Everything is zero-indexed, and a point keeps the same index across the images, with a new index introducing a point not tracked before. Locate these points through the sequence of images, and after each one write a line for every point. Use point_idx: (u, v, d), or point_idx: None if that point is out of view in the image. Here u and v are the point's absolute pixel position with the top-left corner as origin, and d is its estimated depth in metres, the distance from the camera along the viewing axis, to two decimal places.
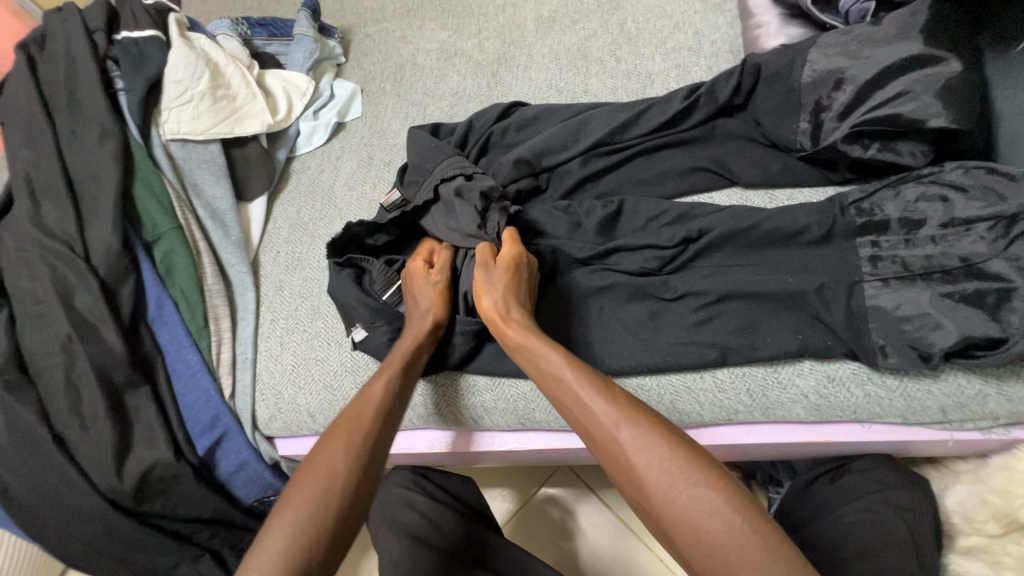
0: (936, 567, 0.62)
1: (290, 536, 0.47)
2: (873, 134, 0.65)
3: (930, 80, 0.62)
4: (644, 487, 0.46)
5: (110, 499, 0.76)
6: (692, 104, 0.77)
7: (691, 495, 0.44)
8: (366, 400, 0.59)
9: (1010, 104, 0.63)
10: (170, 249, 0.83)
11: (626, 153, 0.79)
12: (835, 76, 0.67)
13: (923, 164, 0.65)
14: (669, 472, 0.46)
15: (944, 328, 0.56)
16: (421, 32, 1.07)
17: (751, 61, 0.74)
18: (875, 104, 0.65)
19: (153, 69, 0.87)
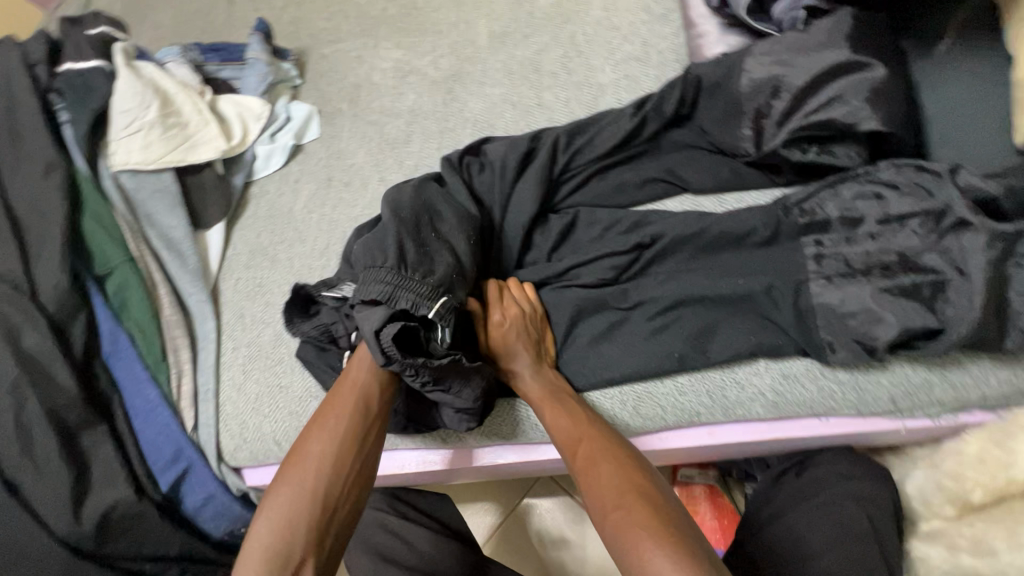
0: (896, 554, 0.64)
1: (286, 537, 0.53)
2: (808, 138, 0.68)
3: (859, 85, 0.65)
4: (615, 538, 0.50)
5: (68, 544, 0.74)
6: (641, 119, 0.77)
7: (654, 553, 0.47)
8: (353, 387, 0.62)
9: (933, 102, 0.67)
10: (124, 282, 0.81)
11: (586, 180, 0.78)
12: (772, 83, 0.70)
13: (859, 164, 0.68)
14: (638, 528, 0.49)
15: (885, 321, 0.58)
16: (376, 51, 1.07)
17: (693, 74, 0.77)
18: (809, 110, 0.67)
19: (99, 100, 0.85)
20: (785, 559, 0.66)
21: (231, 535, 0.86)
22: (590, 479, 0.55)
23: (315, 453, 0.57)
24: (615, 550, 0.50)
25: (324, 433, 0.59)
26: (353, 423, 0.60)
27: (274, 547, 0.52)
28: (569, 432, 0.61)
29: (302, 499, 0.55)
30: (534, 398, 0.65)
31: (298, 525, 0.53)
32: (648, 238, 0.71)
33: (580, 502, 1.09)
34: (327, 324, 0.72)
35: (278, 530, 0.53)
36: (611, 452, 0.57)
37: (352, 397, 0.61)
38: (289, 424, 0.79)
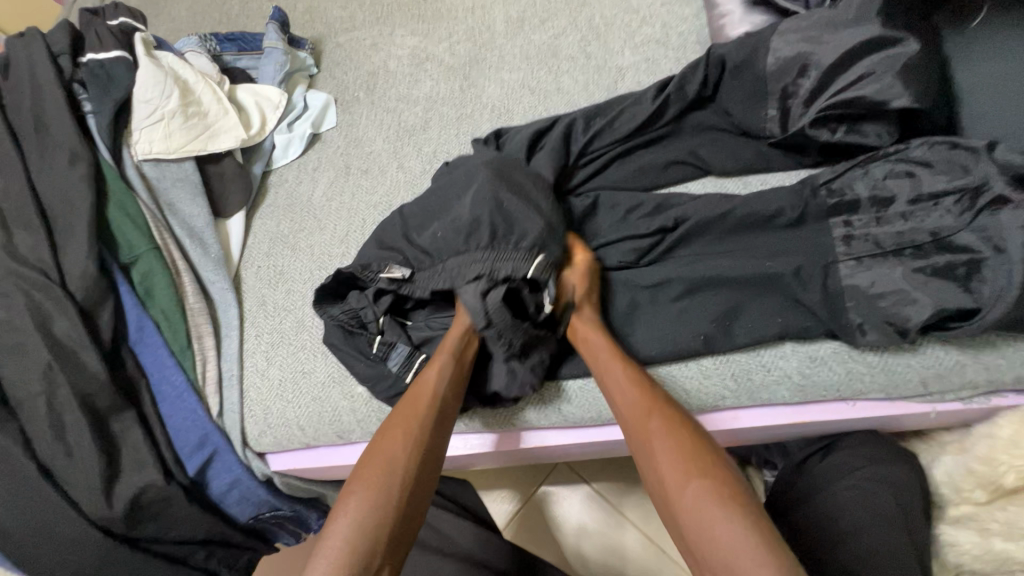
0: (925, 538, 0.63)
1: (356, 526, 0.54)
2: (838, 117, 0.67)
3: (892, 61, 0.64)
4: (685, 509, 0.51)
5: (100, 526, 0.75)
6: (661, 102, 0.76)
7: (731, 529, 0.47)
8: (423, 385, 0.64)
9: (967, 79, 0.65)
10: (149, 270, 0.82)
11: (608, 158, 0.77)
12: (795, 63, 0.69)
13: (889, 143, 0.66)
14: (716, 504, 0.49)
15: (918, 302, 0.57)
16: (392, 38, 1.07)
17: (717, 53, 0.75)
18: (838, 89, 0.66)
19: (121, 89, 0.86)
20: (810, 546, 0.65)
21: (255, 519, 0.88)
22: (661, 446, 0.55)
23: (393, 456, 0.59)
24: (685, 518, 0.50)
25: (400, 436, 0.60)
26: (426, 428, 0.61)
27: (353, 545, 0.53)
28: (636, 394, 0.60)
29: (379, 499, 0.56)
30: (598, 357, 0.64)
31: (375, 526, 0.55)
32: (672, 221, 0.70)
33: (599, 489, 1.10)
34: (356, 308, 0.72)
35: (358, 530, 0.54)
36: (678, 421, 0.56)
37: (424, 403, 0.62)
38: (313, 409, 0.80)
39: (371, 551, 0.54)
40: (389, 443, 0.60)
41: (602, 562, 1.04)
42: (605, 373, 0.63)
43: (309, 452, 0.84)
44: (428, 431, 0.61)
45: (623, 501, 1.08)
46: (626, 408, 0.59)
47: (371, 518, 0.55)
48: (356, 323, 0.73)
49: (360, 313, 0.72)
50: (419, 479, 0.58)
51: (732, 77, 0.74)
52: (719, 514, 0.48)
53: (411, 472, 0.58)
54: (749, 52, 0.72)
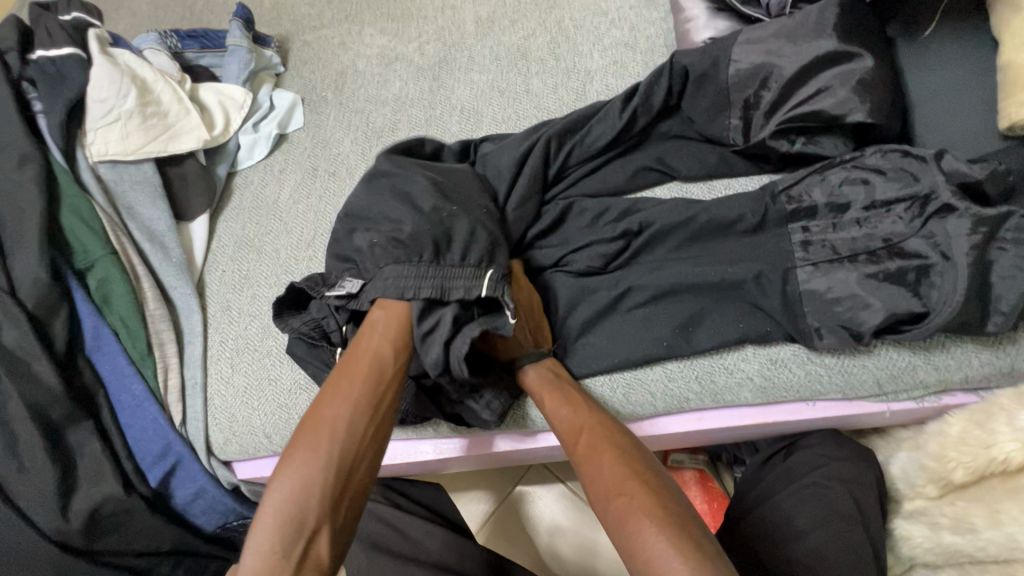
0: (880, 534, 0.65)
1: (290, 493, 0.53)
2: (795, 131, 0.68)
3: (846, 75, 0.66)
4: (613, 521, 0.52)
5: (57, 541, 0.73)
6: (629, 111, 0.75)
7: (652, 537, 0.49)
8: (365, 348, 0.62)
9: (917, 85, 0.67)
10: (105, 276, 0.79)
11: (584, 171, 0.77)
12: (761, 72, 0.69)
13: (845, 152, 0.68)
14: (640, 516, 0.50)
15: (872, 307, 0.59)
16: (360, 37, 1.05)
17: (680, 61, 0.74)
18: (798, 101, 0.67)
19: (74, 88, 0.83)
20: (773, 542, 0.66)
21: (223, 528, 0.86)
22: (591, 469, 0.56)
23: (333, 415, 0.57)
24: (613, 534, 0.52)
25: (340, 394, 0.59)
26: (367, 386, 0.60)
27: (291, 505, 0.52)
28: (568, 420, 0.62)
29: (319, 458, 0.54)
30: (533, 388, 0.66)
31: (314, 485, 0.53)
32: (639, 225, 0.71)
33: (573, 488, 1.11)
34: (318, 319, 0.71)
35: (295, 493, 0.52)
36: (607, 440, 0.58)
37: (366, 362, 0.61)
38: (279, 417, 0.79)
39: (308, 510, 0.52)
40: (329, 403, 0.58)
41: (576, 561, 1.05)
42: (546, 399, 0.64)
43: (276, 459, 0.83)
44: (371, 390, 0.59)
45: None
46: (565, 432, 0.61)
47: (310, 477, 0.53)
48: (319, 334, 0.71)
49: (321, 324, 0.71)
50: (359, 437, 0.57)
51: (698, 85, 0.74)
52: (643, 524, 0.50)
53: (352, 431, 0.57)
54: (711, 63, 0.72)
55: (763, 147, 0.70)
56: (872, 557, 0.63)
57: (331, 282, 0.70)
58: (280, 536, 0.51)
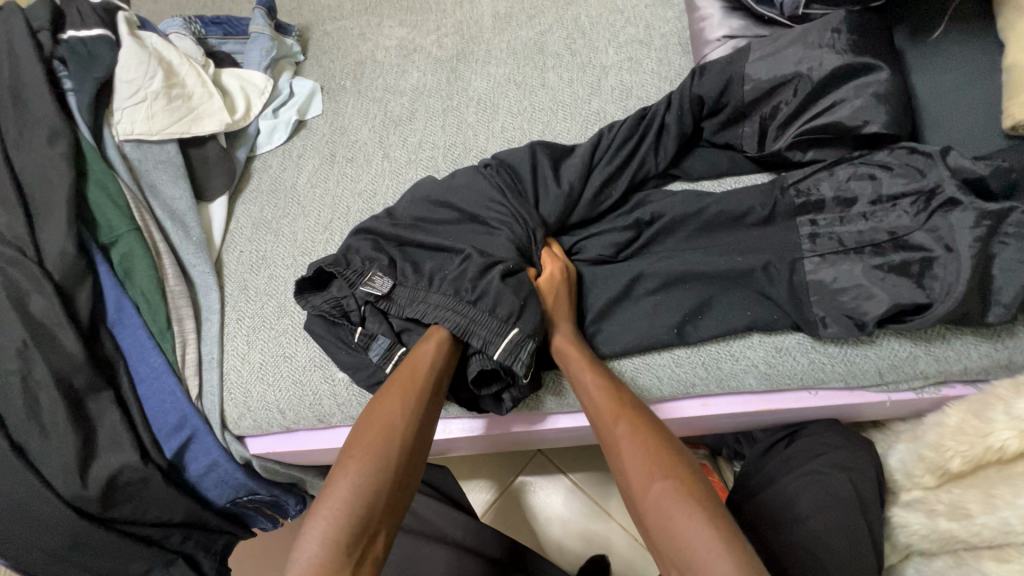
0: (877, 520, 0.67)
1: (350, 495, 0.55)
2: (807, 144, 0.70)
3: (863, 87, 0.68)
4: (652, 507, 0.53)
5: (74, 506, 0.75)
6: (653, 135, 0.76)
7: (690, 519, 0.50)
8: (418, 358, 0.65)
9: (924, 84, 0.70)
10: (129, 251, 0.82)
11: (630, 185, 0.76)
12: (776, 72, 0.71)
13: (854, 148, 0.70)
14: (681, 497, 0.52)
15: (876, 297, 0.61)
16: (380, 29, 1.08)
17: (694, 95, 0.75)
18: (811, 116, 0.70)
19: (103, 69, 0.85)
20: (772, 526, 0.68)
21: (233, 503, 0.88)
22: (631, 449, 0.57)
23: (391, 421, 0.60)
24: (649, 513, 0.53)
25: (395, 407, 0.61)
26: (419, 401, 0.62)
27: (351, 504, 0.54)
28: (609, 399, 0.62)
29: (378, 462, 0.57)
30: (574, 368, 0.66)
31: (375, 486, 0.56)
32: (651, 217, 0.73)
33: (575, 480, 1.12)
34: (340, 300, 0.72)
35: (355, 495, 0.55)
36: (648, 426, 0.59)
37: (416, 375, 0.63)
38: (294, 392, 0.81)
39: (367, 513, 0.55)
40: (387, 410, 0.61)
41: (574, 548, 1.08)
42: (581, 374, 0.65)
43: (289, 435, 0.85)
44: (423, 403, 0.62)
45: (594, 489, 1.11)
46: (603, 411, 0.61)
47: (371, 483, 0.56)
48: (338, 312, 0.73)
49: (342, 305, 0.72)
50: (413, 447, 0.60)
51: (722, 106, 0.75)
52: (687, 506, 0.51)
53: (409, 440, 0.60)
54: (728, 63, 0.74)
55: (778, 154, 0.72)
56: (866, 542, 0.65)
57: (356, 270, 0.72)
58: (343, 535, 0.53)
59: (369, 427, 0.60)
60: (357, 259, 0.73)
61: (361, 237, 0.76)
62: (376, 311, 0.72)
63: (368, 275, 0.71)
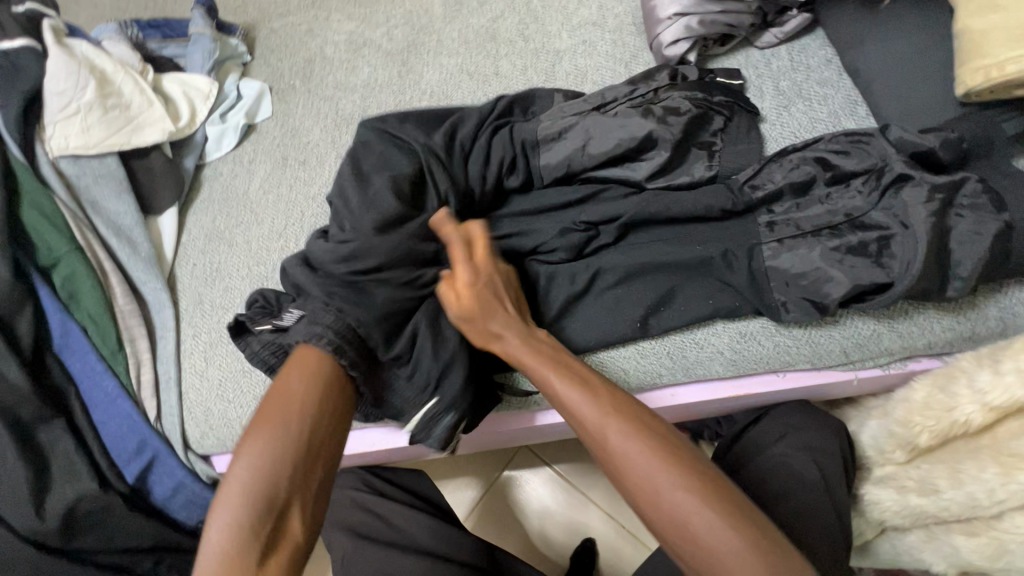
0: (846, 499, 0.67)
1: (238, 508, 0.48)
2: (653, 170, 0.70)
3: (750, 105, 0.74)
4: (666, 519, 0.48)
5: (34, 538, 0.73)
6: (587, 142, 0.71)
7: (705, 526, 0.47)
8: (311, 357, 0.56)
9: (868, 66, 0.71)
10: (71, 273, 0.78)
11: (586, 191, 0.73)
12: (636, 98, 0.73)
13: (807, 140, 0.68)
14: (695, 504, 0.47)
15: (835, 279, 0.60)
16: (328, 23, 1.03)
17: (545, 117, 0.73)
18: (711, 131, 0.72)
19: (29, 81, 0.80)
20: None
21: (205, 522, 0.86)
22: (632, 463, 0.50)
23: (301, 398, 0.53)
24: (664, 524, 0.48)
25: (282, 409, 0.52)
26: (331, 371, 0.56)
27: (255, 488, 0.49)
28: (598, 402, 0.54)
29: (282, 443, 0.51)
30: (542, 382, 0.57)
31: (281, 467, 0.50)
32: (599, 231, 0.70)
33: (559, 470, 1.12)
34: (281, 343, 0.63)
35: (239, 510, 0.48)
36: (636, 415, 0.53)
37: (307, 374, 0.54)
38: (255, 408, 0.78)
39: (256, 524, 0.48)
40: (279, 403, 0.53)
41: (562, 541, 1.07)
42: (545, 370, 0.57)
43: None
44: (324, 384, 0.55)
45: (579, 480, 1.11)
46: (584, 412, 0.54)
47: (259, 488, 0.49)
48: (280, 359, 0.64)
49: (284, 347, 0.63)
50: (320, 430, 0.53)
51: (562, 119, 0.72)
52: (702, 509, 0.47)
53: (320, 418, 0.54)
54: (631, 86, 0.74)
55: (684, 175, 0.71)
56: (836, 526, 0.65)
57: (277, 312, 0.67)
58: (248, 521, 0.48)
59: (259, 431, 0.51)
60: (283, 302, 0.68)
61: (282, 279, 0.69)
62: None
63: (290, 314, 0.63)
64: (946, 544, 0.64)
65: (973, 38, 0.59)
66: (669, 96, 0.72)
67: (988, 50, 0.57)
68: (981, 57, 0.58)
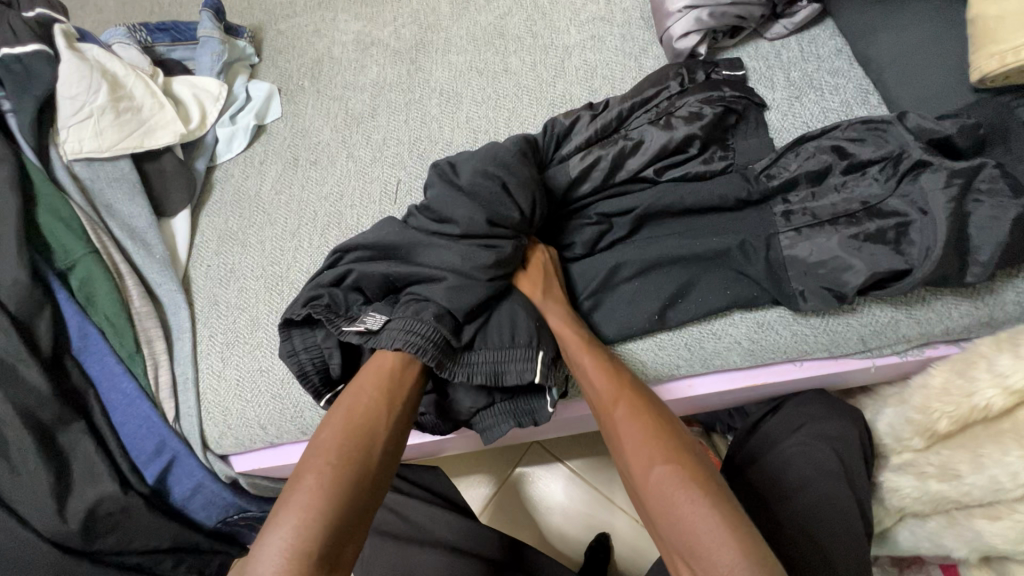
0: (866, 487, 0.67)
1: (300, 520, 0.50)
2: (664, 166, 0.71)
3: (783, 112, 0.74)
4: (675, 532, 0.48)
5: (55, 540, 0.74)
6: (611, 151, 0.72)
7: (733, 557, 0.45)
8: (378, 377, 0.61)
9: (881, 55, 0.72)
10: (87, 275, 0.78)
11: (612, 189, 0.72)
12: (652, 110, 0.74)
13: (820, 131, 0.68)
14: (722, 535, 0.46)
15: (854, 267, 0.60)
16: (335, 24, 1.04)
17: (570, 141, 0.74)
18: (733, 134, 0.73)
19: (42, 86, 0.80)
20: (763, 503, 0.67)
21: (224, 522, 0.86)
22: (664, 486, 0.50)
23: (373, 436, 0.57)
24: (673, 538, 0.49)
25: (348, 429, 0.56)
26: (401, 411, 0.60)
27: (324, 517, 0.50)
28: (642, 424, 0.55)
29: (349, 461, 0.54)
30: (597, 402, 0.59)
31: (345, 485, 0.52)
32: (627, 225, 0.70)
33: (574, 468, 1.12)
34: (322, 351, 0.69)
35: (302, 521, 0.50)
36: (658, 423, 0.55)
37: (378, 398, 0.59)
38: (274, 407, 0.79)
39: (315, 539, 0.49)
40: (352, 422, 0.57)
41: (578, 536, 1.08)
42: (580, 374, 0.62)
43: (273, 450, 0.83)
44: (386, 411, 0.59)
45: (593, 475, 1.11)
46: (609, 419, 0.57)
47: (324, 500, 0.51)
48: (316, 366, 0.69)
49: (322, 355, 0.69)
50: (381, 455, 0.57)
51: (586, 153, 0.72)
52: (728, 540, 0.46)
53: (381, 458, 0.57)
54: (653, 92, 0.75)
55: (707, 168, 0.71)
56: (856, 511, 0.65)
57: (348, 313, 0.67)
58: (319, 541, 0.49)
59: (325, 442, 0.56)
60: (352, 302, 0.68)
61: (349, 275, 0.69)
62: (352, 356, 0.70)
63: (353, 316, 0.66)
64: (966, 529, 0.64)
65: (987, 24, 0.59)
66: (685, 102, 0.73)
67: (1003, 35, 0.57)
68: (995, 42, 0.58)
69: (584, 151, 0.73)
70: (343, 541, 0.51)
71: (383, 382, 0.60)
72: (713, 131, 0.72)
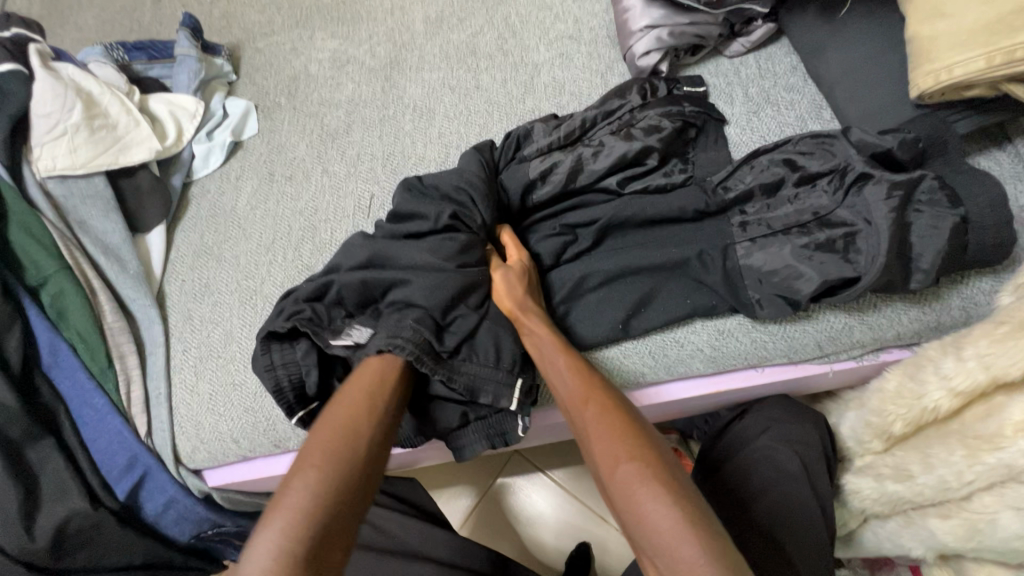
0: (826, 489, 0.69)
1: (294, 516, 0.51)
2: (625, 177, 0.73)
3: (742, 126, 0.78)
4: (641, 530, 0.50)
5: (23, 558, 0.73)
6: (572, 159, 0.74)
7: (693, 550, 0.47)
8: (366, 375, 0.62)
9: (831, 72, 0.74)
10: (60, 291, 0.79)
11: (573, 195, 0.75)
12: (614, 122, 0.77)
13: (775, 143, 0.71)
14: (681, 533, 0.48)
15: (806, 275, 0.62)
16: (311, 42, 1.06)
17: (532, 147, 0.77)
18: (693, 147, 0.76)
19: (16, 104, 0.81)
20: (727, 508, 0.69)
21: (198, 538, 0.86)
22: (629, 486, 0.52)
23: (361, 432, 0.58)
24: (639, 536, 0.51)
25: (340, 426, 0.58)
26: (388, 407, 0.61)
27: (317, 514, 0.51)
28: (613, 423, 0.57)
29: (341, 456, 0.56)
30: (572, 402, 0.61)
31: (337, 481, 0.54)
32: (586, 233, 0.72)
33: (554, 477, 1.13)
34: (300, 367, 0.68)
35: (297, 517, 0.51)
36: (626, 423, 0.57)
37: (365, 395, 0.60)
38: (246, 421, 0.79)
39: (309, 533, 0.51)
40: (341, 419, 0.59)
41: (557, 546, 1.08)
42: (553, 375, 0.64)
43: (247, 464, 0.83)
44: (373, 408, 0.60)
45: (572, 484, 1.12)
46: (581, 420, 0.59)
47: (318, 496, 0.52)
48: (293, 383, 0.69)
49: (300, 371, 0.68)
50: (371, 449, 0.58)
51: (546, 157, 0.76)
52: (688, 533, 0.48)
53: (370, 451, 0.58)
54: (616, 106, 0.77)
55: (665, 177, 0.73)
56: (818, 512, 0.67)
57: (332, 326, 0.68)
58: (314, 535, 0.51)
59: (317, 439, 0.57)
60: (335, 314, 0.69)
61: (330, 288, 0.69)
62: (328, 375, 0.70)
63: (336, 325, 0.68)
64: (922, 529, 0.66)
65: (922, 44, 0.62)
66: (645, 115, 0.76)
67: (937, 55, 0.60)
68: (930, 61, 0.61)
69: (545, 154, 0.76)
70: (336, 533, 0.52)
71: (370, 378, 0.62)
72: (674, 145, 0.75)
